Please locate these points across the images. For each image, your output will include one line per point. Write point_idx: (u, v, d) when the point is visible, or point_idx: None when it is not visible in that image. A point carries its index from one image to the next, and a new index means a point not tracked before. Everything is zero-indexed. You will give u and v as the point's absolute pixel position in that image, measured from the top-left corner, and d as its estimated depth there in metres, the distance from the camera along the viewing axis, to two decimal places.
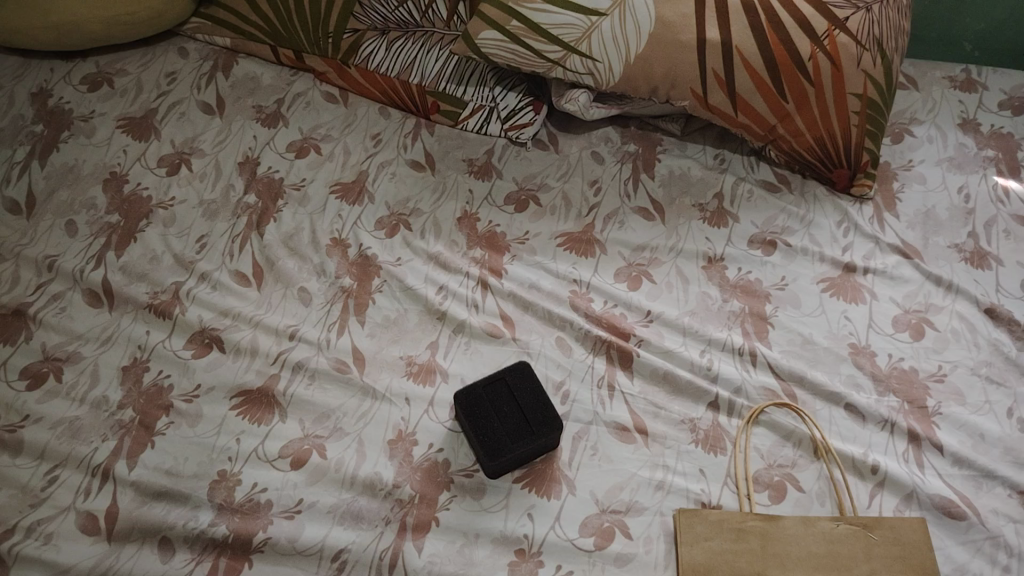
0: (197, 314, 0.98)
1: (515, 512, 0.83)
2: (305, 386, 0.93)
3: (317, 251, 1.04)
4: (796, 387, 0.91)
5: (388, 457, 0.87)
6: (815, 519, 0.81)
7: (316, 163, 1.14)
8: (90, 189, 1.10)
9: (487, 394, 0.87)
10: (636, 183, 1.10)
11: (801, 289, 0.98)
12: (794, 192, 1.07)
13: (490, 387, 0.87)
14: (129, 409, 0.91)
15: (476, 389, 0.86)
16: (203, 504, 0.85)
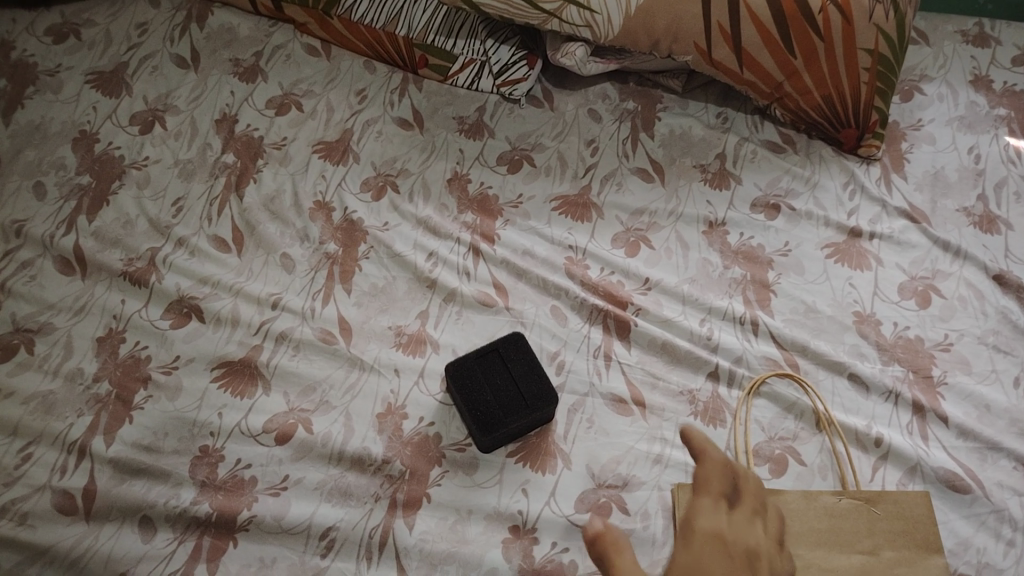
0: (175, 282, 0.94)
1: (509, 487, 0.80)
2: (289, 357, 0.89)
3: (300, 215, 1.00)
4: (799, 356, 0.88)
5: (377, 432, 0.84)
6: (817, 493, 0.78)
7: (298, 121, 1.08)
8: (58, 149, 1.04)
9: (479, 366, 0.83)
10: (635, 143, 1.06)
11: (804, 255, 0.95)
12: (799, 153, 1.03)
13: (482, 358, 0.84)
14: (104, 383, 0.87)
15: (468, 361, 0.83)
16: (185, 482, 0.82)
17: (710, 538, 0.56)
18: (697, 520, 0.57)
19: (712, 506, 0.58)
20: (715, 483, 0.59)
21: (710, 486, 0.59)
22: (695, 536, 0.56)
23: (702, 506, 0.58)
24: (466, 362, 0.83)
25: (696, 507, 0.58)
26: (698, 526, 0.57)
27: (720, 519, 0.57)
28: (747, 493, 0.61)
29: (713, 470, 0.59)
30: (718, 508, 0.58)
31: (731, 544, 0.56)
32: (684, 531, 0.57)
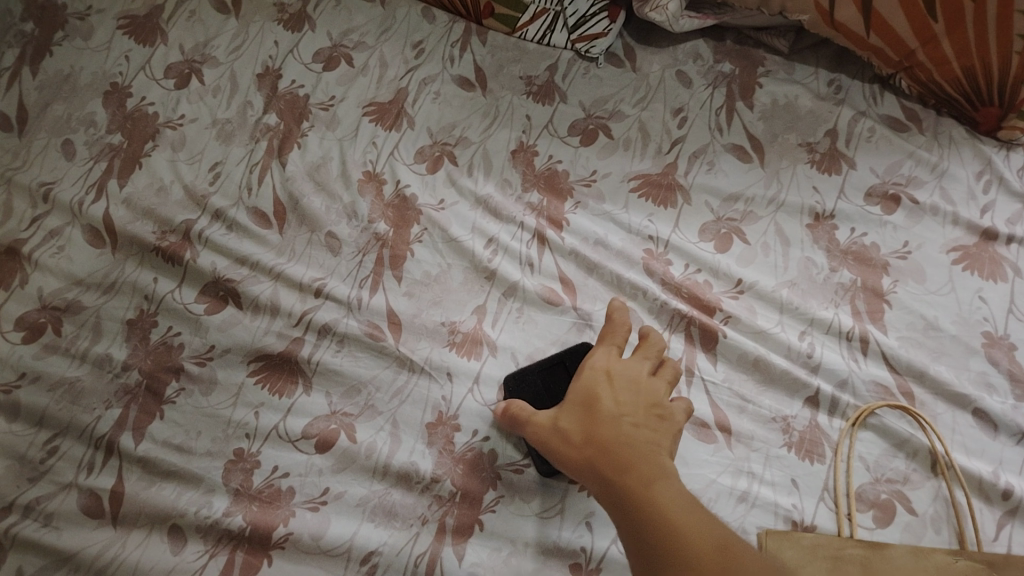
0: (211, 261, 0.86)
1: (570, 520, 0.72)
2: (333, 353, 0.80)
3: (347, 187, 0.90)
4: (914, 384, 0.76)
5: (426, 444, 0.76)
6: (928, 550, 0.67)
7: (348, 77, 0.97)
8: (88, 103, 0.96)
9: (543, 378, 0.75)
10: (730, 114, 0.92)
11: (926, 259, 0.82)
12: (925, 133, 0.89)
13: (547, 370, 0.76)
14: (134, 371, 0.81)
15: (530, 372, 0.76)
16: (217, 489, 0.75)
17: (599, 361, 0.67)
18: (600, 351, 0.68)
19: (604, 347, 0.69)
20: (609, 334, 0.70)
21: (610, 338, 0.70)
22: (590, 368, 0.66)
23: (600, 352, 0.68)
24: (528, 372, 0.76)
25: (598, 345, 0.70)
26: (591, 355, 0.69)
27: (612, 357, 0.68)
28: (649, 346, 0.69)
29: (617, 325, 0.70)
30: (607, 343, 0.69)
31: (613, 368, 0.66)
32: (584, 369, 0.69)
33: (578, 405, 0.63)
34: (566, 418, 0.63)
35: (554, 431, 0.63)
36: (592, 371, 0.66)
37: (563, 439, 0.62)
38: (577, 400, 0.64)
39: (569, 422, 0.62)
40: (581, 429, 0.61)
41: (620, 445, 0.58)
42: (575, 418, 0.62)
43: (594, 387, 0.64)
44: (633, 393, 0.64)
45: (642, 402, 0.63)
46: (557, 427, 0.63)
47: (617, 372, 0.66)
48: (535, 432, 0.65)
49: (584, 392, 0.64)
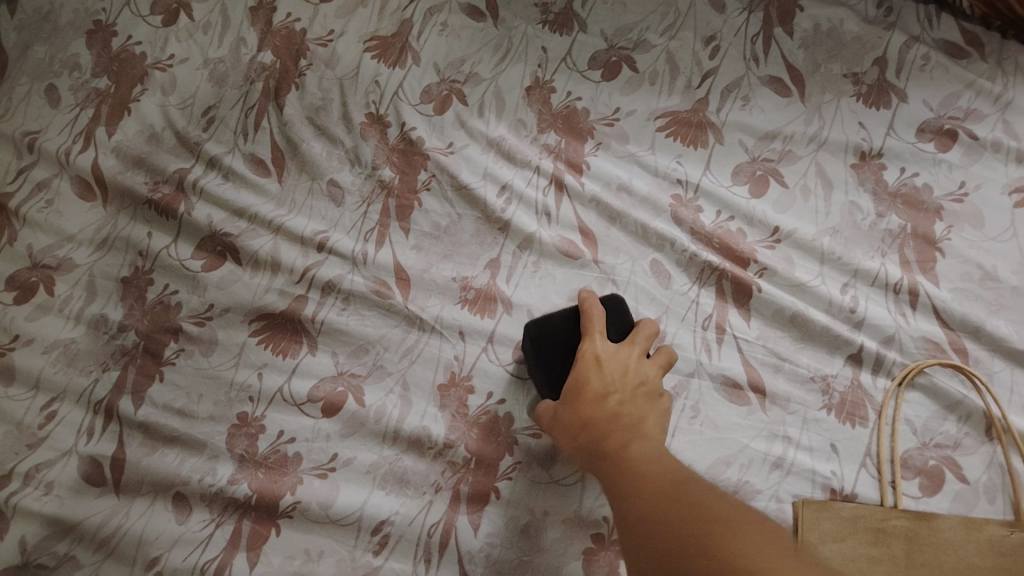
0: (207, 214, 0.80)
1: (593, 487, 0.68)
2: (338, 312, 0.76)
3: (350, 131, 0.83)
4: (968, 340, 0.70)
5: (438, 408, 0.71)
6: (981, 522, 0.62)
7: (347, 9, 0.89)
8: (72, 44, 0.90)
9: (565, 328, 0.69)
10: (768, 42, 0.83)
11: (985, 202, 0.74)
12: (987, 59, 0.80)
13: (570, 319, 0.70)
14: (131, 333, 0.76)
15: (553, 318, 0.70)
16: (222, 455, 0.71)
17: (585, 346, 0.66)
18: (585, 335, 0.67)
19: (587, 331, 0.67)
20: (588, 316, 0.68)
21: (592, 326, 0.67)
22: (579, 356, 0.66)
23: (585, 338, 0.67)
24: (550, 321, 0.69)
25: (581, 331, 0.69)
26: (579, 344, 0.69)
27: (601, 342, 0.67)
28: (639, 333, 0.68)
29: (596, 310, 0.68)
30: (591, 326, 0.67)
31: (596, 351, 0.66)
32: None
33: (568, 392, 0.64)
34: (561, 409, 0.64)
35: (558, 422, 0.63)
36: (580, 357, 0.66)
37: (562, 428, 0.63)
38: (568, 388, 0.64)
39: (563, 410, 0.63)
40: (572, 415, 0.62)
41: (602, 423, 0.59)
42: (568, 405, 0.63)
43: (581, 372, 0.64)
44: (620, 374, 0.63)
45: (624, 382, 0.63)
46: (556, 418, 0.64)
47: (603, 355, 0.65)
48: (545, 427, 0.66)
49: (574, 378, 0.64)
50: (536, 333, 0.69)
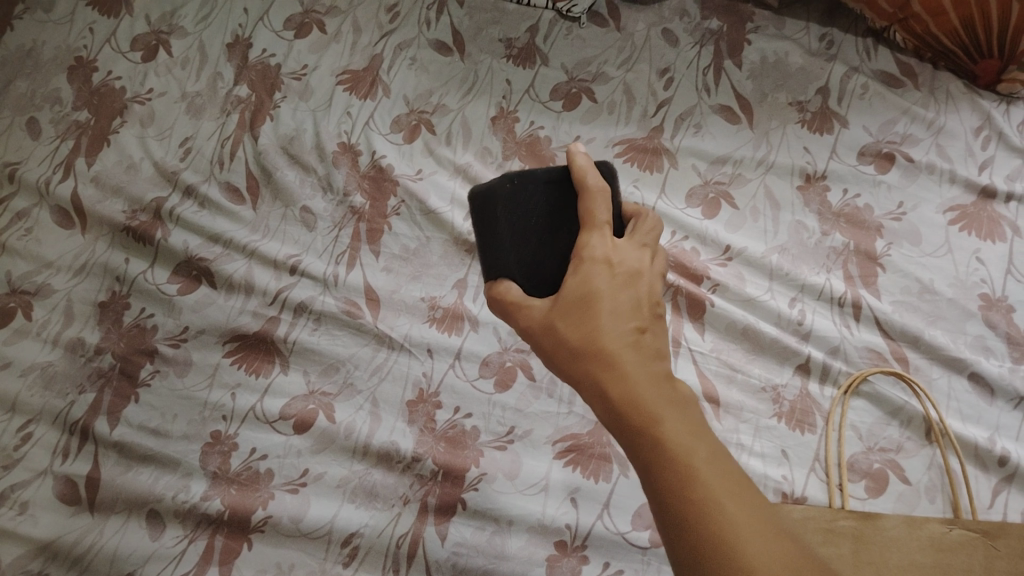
0: (182, 239, 0.83)
1: (556, 496, 0.70)
2: (310, 332, 0.78)
3: (322, 160, 0.87)
4: (908, 349, 0.74)
5: (407, 423, 0.74)
6: (922, 521, 0.65)
7: (320, 45, 0.94)
8: (54, 80, 0.93)
9: (548, 195, 0.52)
10: (718, 74, 0.88)
11: (922, 220, 0.79)
12: (922, 88, 0.85)
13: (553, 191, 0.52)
14: (108, 355, 0.79)
15: (537, 180, 0.51)
16: (195, 472, 0.73)
17: (590, 234, 0.49)
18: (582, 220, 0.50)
19: (591, 217, 0.49)
20: (586, 202, 0.50)
21: (595, 217, 0.49)
22: (583, 255, 0.48)
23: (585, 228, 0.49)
24: (534, 178, 0.51)
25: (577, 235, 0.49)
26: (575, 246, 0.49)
27: (600, 232, 0.49)
28: (642, 233, 0.51)
29: (596, 198, 0.50)
30: (599, 222, 0.49)
31: (603, 247, 0.48)
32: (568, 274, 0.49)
33: (572, 303, 0.46)
34: (561, 320, 0.45)
35: (545, 328, 0.46)
36: (581, 253, 0.48)
37: (554, 334, 0.45)
38: (573, 299, 0.46)
39: (568, 326, 0.45)
40: (580, 336, 0.44)
41: (631, 367, 0.42)
42: (569, 314, 0.45)
43: (588, 284, 0.46)
44: (637, 291, 0.46)
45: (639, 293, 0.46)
46: (551, 329, 0.46)
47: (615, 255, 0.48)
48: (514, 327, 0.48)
49: (578, 288, 0.46)
50: (518, 187, 0.51)
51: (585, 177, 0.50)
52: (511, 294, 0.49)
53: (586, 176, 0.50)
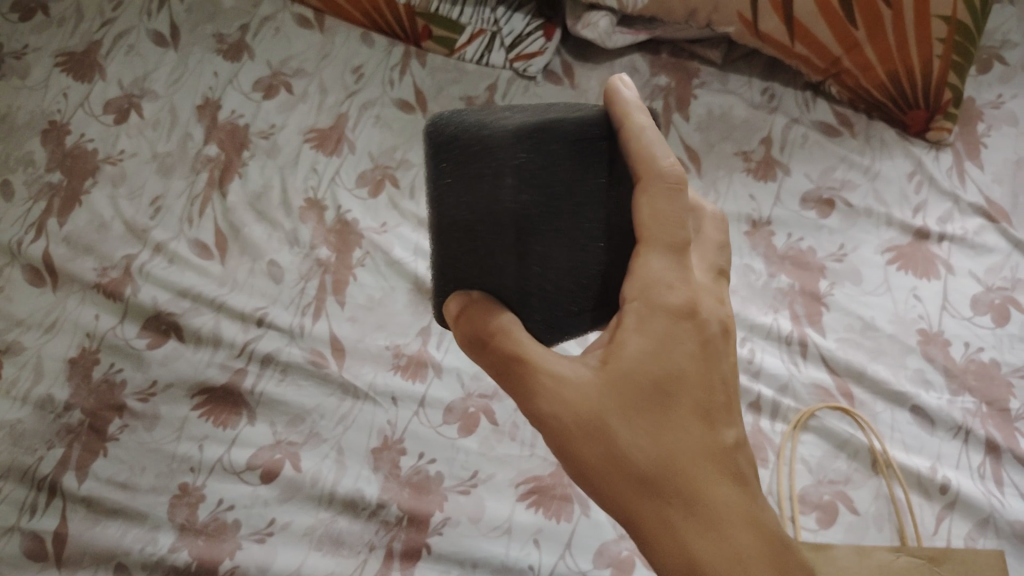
0: (152, 294, 0.85)
1: (519, 538, 0.71)
2: (276, 383, 0.80)
3: (289, 215, 0.90)
4: (854, 384, 0.77)
5: (372, 469, 0.75)
6: (871, 549, 0.67)
7: (287, 105, 0.97)
8: (27, 143, 0.96)
9: (572, 158, 0.45)
10: (668, 126, 0.93)
11: (863, 261, 0.83)
12: (858, 137, 0.91)
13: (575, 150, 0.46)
14: (76, 411, 0.80)
15: (557, 138, 0.45)
16: (163, 525, 0.73)
17: (659, 265, 0.45)
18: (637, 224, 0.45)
19: (662, 250, 0.45)
20: (658, 209, 0.45)
21: (662, 239, 0.45)
22: (642, 307, 0.45)
23: (648, 252, 0.45)
24: (555, 132, 0.45)
25: (637, 271, 0.45)
26: (633, 291, 0.45)
27: (667, 263, 0.45)
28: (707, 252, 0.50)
29: (672, 211, 0.45)
30: (676, 257, 0.46)
31: (680, 308, 0.46)
32: (613, 328, 0.46)
33: (645, 394, 0.45)
34: (624, 424, 0.45)
35: (594, 417, 0.44)
36: (654, 315, 0.45)
37: (608, 437, 0.44)
38: (643, 391, 0.45)
39: (637, 431, 0.45)
40: (654, 447, 0.45)
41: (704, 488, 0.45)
42: (640, 411, 0.45)
43: (656, 374, 0.45)
44: (705, 367, 0.47)
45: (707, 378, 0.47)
46: (607, 429, 0.44)
47: (691, 323, 0.46)
48: (535, 405, 0.45)
49: (642, 379, 0.45)
50: (531, 142, 0.44)
51: (662, 166, 0.44)
52: (532, 363, 0.45)
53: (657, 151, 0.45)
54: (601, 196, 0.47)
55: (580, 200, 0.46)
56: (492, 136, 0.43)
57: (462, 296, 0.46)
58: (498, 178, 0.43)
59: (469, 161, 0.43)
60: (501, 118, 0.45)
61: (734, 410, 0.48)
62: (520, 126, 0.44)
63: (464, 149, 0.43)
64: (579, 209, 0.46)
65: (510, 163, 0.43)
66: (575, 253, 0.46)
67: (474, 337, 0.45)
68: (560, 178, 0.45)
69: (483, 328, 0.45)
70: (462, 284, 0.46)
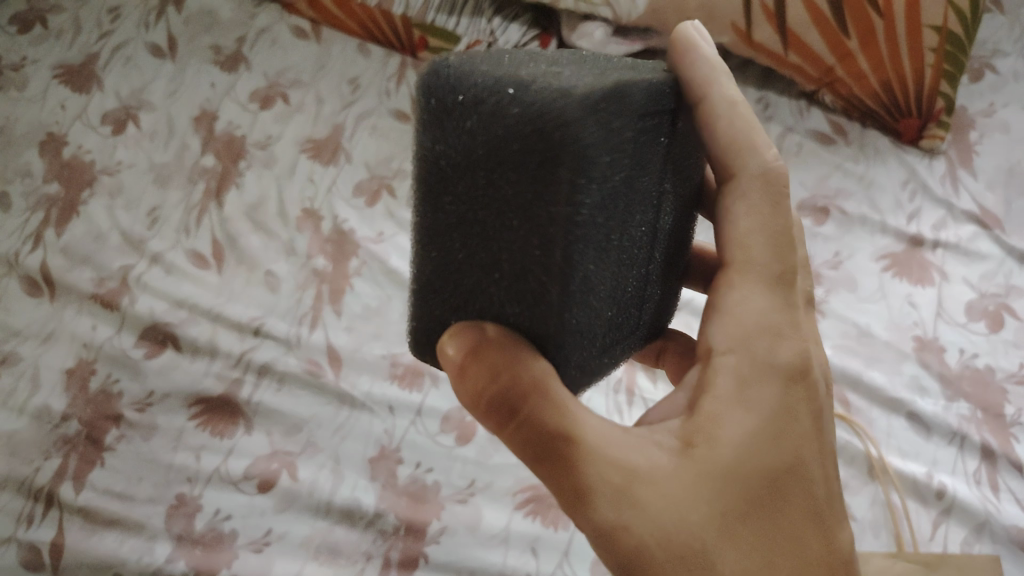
0: (149, 305, 0.86)
1: (516, 547, 0.71)
2: (273, 393, 0.80)
3: (286, 225, 0.90)
4: (849, 391, 0.77)
5: (369, 479, 0.75)
6: (868, 555, 0.66)
7: (284, 116, 0.98)
8: (25, 154, 0.96)
9: (632, 138, 0.37)
10: None
11: (858, 268, 0.84)
12: (852, 145, 0.91)
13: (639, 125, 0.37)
14: (73, 421, 0.79)
15: (622, 112, 0.35)
16: (160, 535, 0.73)
17: (755, 294, 0.45)
18: (733, 238, 0.47)
19: (757, 279, 0.46)
20: (758, 222, 0.46)
21: (755, 264, 0.46)
22: (735, 350, 0.44)
23: (745, 282, 0.46)
24: (621, 101, 0.35)
25: (735, 305, 0.45)
26: (730, 341, 0.44)
27: (762, 292, 0.45)
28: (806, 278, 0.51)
29: (765, 226, 0.46)
30: (772, 295, 0.46)
31: (781, 363, 0.44)
32: (700, 386, 0.44)
33: (742, 491, 0.41)
34: (718, 536, 0.40)
35: (686, 527, 0.40)
36: (753, 369, 0.44)
37: (700, 552, 0.40)
38: (744, 487, 0.41)
39: (733, 545, 0.41)
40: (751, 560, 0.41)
41: None
42: (735, 514, 0.41)
43: (757, 449, 0.42)
44: (807, 432, 0.45)
45: (808, 445, 0.45)
46: (701, 545, 0.40)
47: (792, 381, 0.45)
48: (603, 498, 0.39)
49: (742, 462, 0.41)
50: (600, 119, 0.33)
51: (753, 164, 0.47)
52: (597, 443, 0.40)
53: (755, 133, 0.47)
54: (643, 189, 0.41)
55: (624, 193, 0.38)
56: (553, 106, 0.32)
57: (470, 327, 0.39)
58: (557, 170, 0.33)
59: (508, 134, 0.33)
60: (554, 77, 0.34)
61: (835, 506, 0.46)
62: (589, 94, 0.33)
63: (503, 118, 0.32)
64: (626, 208, 0.39)
65: (575, 149, 0.33)
66: (608, 259, 0.39)
67: (510, 389, 0.39)
68: (616, 168, 0.36)
69: (519, 379, 0.38)
70: (474, 307, 0.39)
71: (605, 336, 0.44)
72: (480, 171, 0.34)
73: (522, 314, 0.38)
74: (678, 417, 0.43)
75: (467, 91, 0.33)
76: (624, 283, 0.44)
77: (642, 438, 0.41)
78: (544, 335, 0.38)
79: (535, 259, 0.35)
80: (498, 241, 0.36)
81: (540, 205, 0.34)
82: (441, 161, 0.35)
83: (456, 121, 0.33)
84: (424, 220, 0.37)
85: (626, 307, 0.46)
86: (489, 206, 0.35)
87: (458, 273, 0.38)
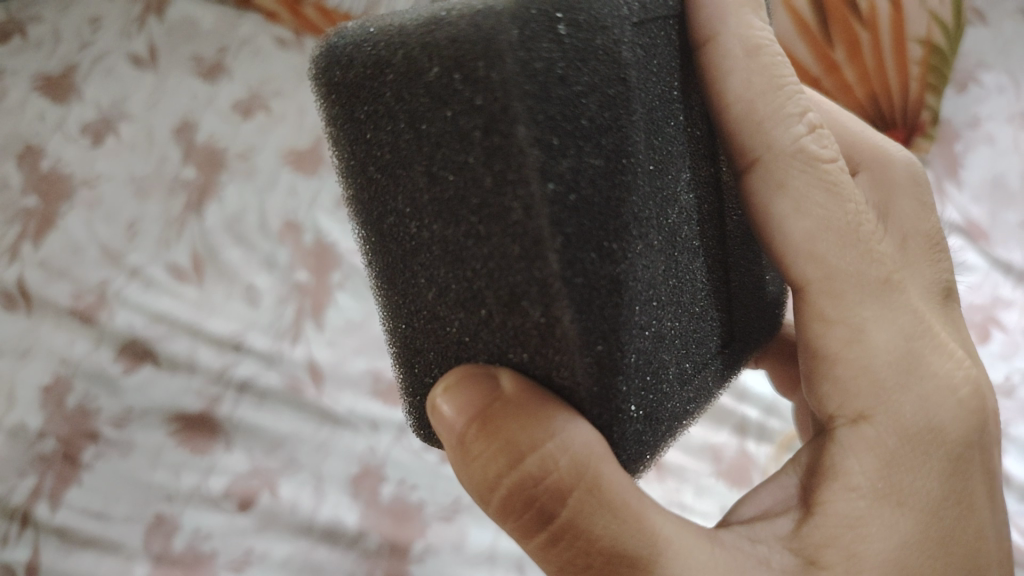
0: (127, 319, 0.84)
1: (502, 564, 0.71)
2: (253, 410, 0.79)
3: (267, 238, 0.90)
4: None
5: (352, 497, 0.74)
6: None
7: (266, 126, 0.97)
8: (2, 166, 0.94)
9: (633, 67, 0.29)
10: None
11: None
12: None
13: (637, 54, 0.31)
14: (50, 439, 0.78)
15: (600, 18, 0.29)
16: (138, 555, 0.73)
17: (866, 323, 0.39)
18: (802, 252, 0.40)
19: (857, 298, 0.39)
20: (815, 220, 0.39)
21: (838, 285, 0.39)
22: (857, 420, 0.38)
23: (846, 308, 0.39)
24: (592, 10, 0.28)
25: (846, 343, 0.39)
26: (864, 407, 0.38)
27: (888, 329, 0.39)
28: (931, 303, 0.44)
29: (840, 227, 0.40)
30: (889, 316, 0.40)
31: (940, 420, 0.39)
32: (822, 468, 0.39)
33: None
34: None
35: None
36: (899, 437, 0.38)
37: None
38: None
39: None
40: None
41: None
42: None
43: (910, 555, 0.37)
44: (955, 507, 0.39)
45: (983, 533, 0.40)
46: None
47: (959, 448, 0.39)
48: None
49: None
50: (572, 37, 0.27)
51: (803, 139, 0.40)
52: (649, 553, 0.34)
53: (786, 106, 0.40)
54: (672, 155, 0.35)
55: (648, 148, 0.31)
56: (482, 30, 0.26)
57: (456, 370, 0.33)
58: (512, 127, 0.26)
59: (434, 95, 0.28)
60: None
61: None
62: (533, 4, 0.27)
63: (422, 75, 0.28)
64: (656, 170, 0.32)
65: (527, 83, 0.26)
66: (650, 249, 0.32)
67: (539, 481, 0.32)
68: (622, 110, 0.29)
69: (555, 472, 0.32)
70: (461, 354, 0.33)
71: (677, 370, 0.38)
72: (421, 163, 0.29)
73: (529, 359, 0.30)
74: (792, 512, 0.38)
75: (369, 56, 0.29)
76: (683, 292, 0.37)
77: (745, 553, 0.36)
78: (575, 390, 0.31)
79: (521, 277, 0.28)
80: (468, 260, 0.30)
81: (504, 191, 0.27)
82: (374, 163, 0.31)
83: (367, 98, 0.30)
84: (381, 248, 0.34)
85: (687, 338, 0.39)
86: (441, 212, 0.30)
87: (439, 321, 0.33)
